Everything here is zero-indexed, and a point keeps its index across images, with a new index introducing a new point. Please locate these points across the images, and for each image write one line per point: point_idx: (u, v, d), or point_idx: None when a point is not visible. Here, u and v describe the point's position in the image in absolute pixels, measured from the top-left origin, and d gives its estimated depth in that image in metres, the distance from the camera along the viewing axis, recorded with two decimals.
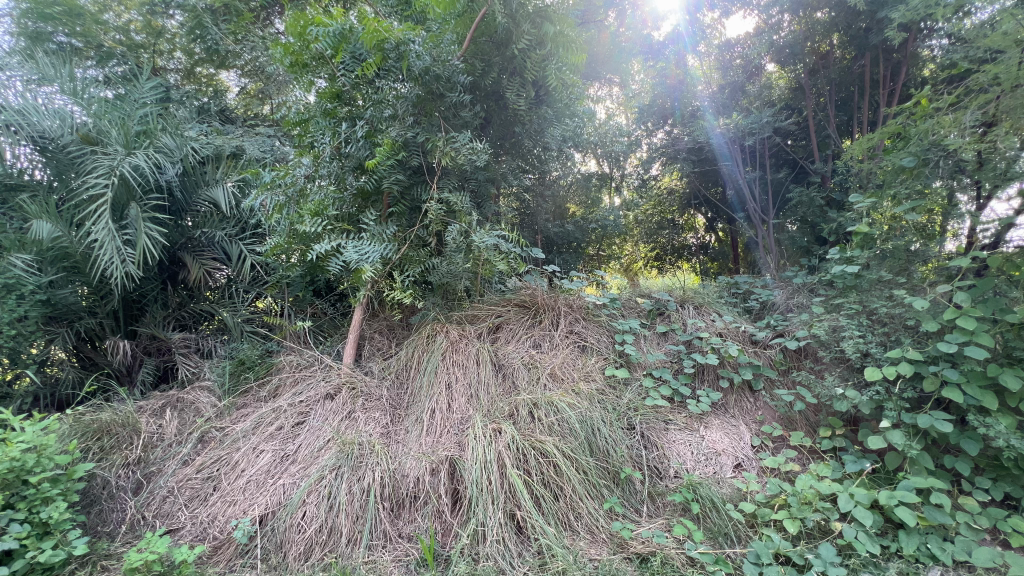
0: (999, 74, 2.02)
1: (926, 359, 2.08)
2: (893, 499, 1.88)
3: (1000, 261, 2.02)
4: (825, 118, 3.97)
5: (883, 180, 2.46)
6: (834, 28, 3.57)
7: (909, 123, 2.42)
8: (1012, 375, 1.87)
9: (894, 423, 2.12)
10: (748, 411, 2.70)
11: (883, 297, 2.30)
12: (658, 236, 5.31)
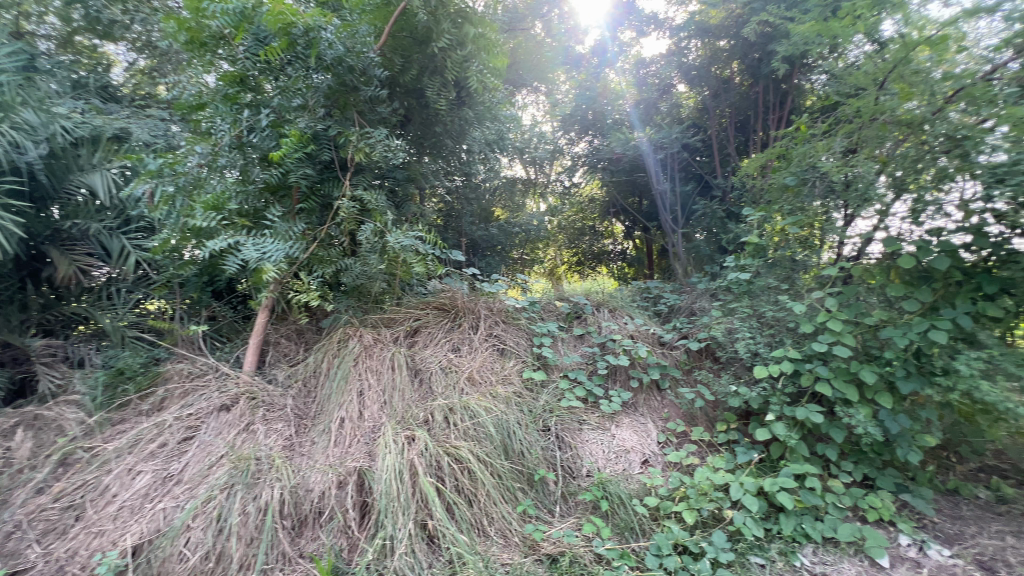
0: (861, 108, 2.31)
1: (803, 357, 2.32)
2: (775, 486, 2.07)
3: (861, 271, 2.30)
4: (726, 138, 4.23)
5: (771, 197, 2.72)
6: (734, 57, 3.94)
7: (791, 146, 2.71)
8: (869, 370, 2.14)
9: (777, 416, 2.34)
10: (655, 408, 2.83)
11: (770, 302, 2.54)
12: (578, 241, 5.32)
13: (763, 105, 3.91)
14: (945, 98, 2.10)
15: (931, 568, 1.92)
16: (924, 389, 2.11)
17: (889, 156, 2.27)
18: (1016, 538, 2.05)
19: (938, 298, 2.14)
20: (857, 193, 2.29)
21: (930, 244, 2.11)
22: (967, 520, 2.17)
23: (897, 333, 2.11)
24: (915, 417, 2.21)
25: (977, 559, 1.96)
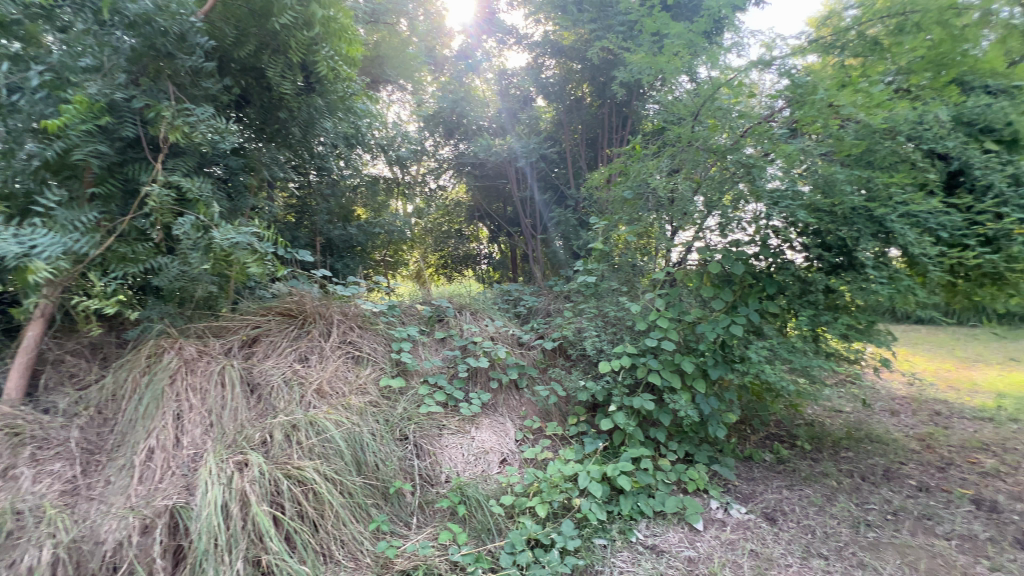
0: (680, 134, 2.66)
1: (639, 352, 2.59)
2: (616, 470, 2.26)
3: (682, 275, 2.65)
4: (578, 152, 4.55)
5: (614, 207, 3.01)
6: (582, 78, 4.28)
7: (629, 163, 3.03)
8: (688, 361, 2.48)
9: (618, 406, 2.57)
10: (513, 408, 2.92)
11: (613, 302, 2.80)
12: (443, 243, 5.13)
13: (606, 124, 4.30)
14: (742, 133, 2.50)
15: (733, 525, 2.22)
16: (727, 374, 2.51)
17: (703, 179, 2.59)
18: (789, 491, 2.48)
19: (736, 298, 2.58)
20: (678, 208, 2.62)
21: (730, 251, 2.51)
22: (757, 480, 2.59)
23: (709, 328, 2.48)
24: (721, 398, 2.61)
25: (763, 512, 2.30)
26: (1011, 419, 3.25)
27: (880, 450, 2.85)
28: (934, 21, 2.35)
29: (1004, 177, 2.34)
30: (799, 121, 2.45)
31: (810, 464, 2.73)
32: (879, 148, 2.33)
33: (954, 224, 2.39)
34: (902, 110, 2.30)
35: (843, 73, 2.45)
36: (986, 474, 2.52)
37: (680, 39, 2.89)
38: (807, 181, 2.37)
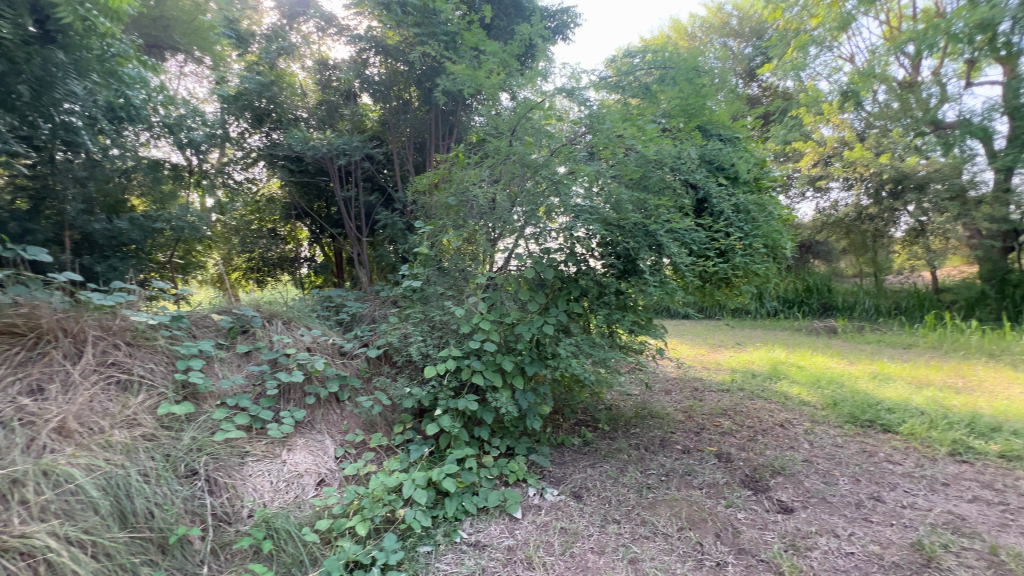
0: (500, 148, 2.82)
1: (463, 354, 2.66)
2: (442, 474, 2.27)
3: (503, 279, 2.83)
4: (405, 155, 4.44)
5: (439, 213, 3.05)
6: (408, 82, 4.14)
7: (452, 171, 3.11)
8: (508, 360, 2.63)
9: (444, 409, 2.60)
10: (333, 422, 2.71)
11: (438, 307, 2.82)
12: (252, 245, 4.58)
13: (433, 129, 4.28)
14: (550, 150, 2.79)
15: (547, 508, 2.42)
16: (541, 370, 2.74)
17: (520, 192, 2.79)
18: (593, 468, 2.83)
19: (548, 300, 2.85)
20: (496, 216, 2.78)
21: (542, 258, 2.76)
22: (567, 463, 2.90)
23: (525, 328, 2.68)
24: (537, 392, 2.84)
25: (572, 491, 2.58)
26: (739, 388, 4.30)
27: (658, 424, 3.47)
28: (684, 78, 2.93)
29: (729, 207, 3.21)
30: (595, 146, 2.83)
31: (608, 442, 3.16)
32: (651, 175, 2.81)
33: (699, 239, 3.06)
34: (665, 146, 2.85)
35: (627, 109, 2.88)
36: (724, 433, 3.27)
37: (496, 59, 3.03)
38: (601, 199, 2.72)
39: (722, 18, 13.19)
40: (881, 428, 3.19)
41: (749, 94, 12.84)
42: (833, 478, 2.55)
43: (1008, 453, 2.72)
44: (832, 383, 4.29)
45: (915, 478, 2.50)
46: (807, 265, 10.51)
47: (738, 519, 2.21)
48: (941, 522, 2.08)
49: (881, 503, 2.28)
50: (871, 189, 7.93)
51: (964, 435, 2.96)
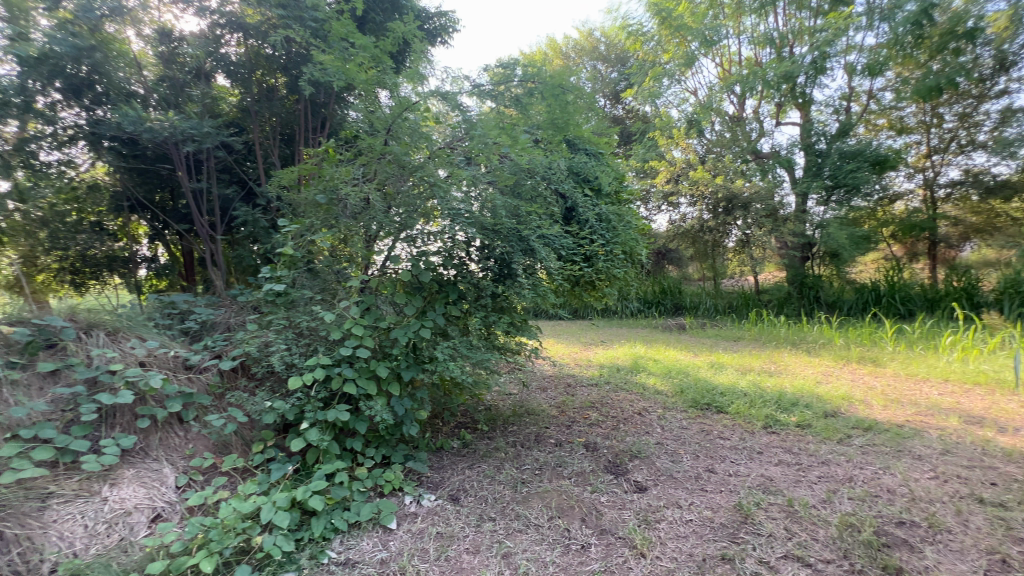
0: (372, 146, 2.70)
1: (333, 363, 2.49)
2: (307, 493, 2.11)
3: (377, 282, 2.72)
4: (269, 146, 4.07)
5: (305, 211, 2.82)
6: (273, 67, 3.83)
7: (321, 166, 2.90)
8: (383, 366, 2.52)
9: (311, 422, 2.41)
10: (175, 447, 2.37)
11: (305, 312, 2.60)
12: (66, 242, 3.69)
13: (303, 121, 3.95)
14: (425, 151, 2.75)
15: (423, 514, 2.39)
16: (418, 375, 2.68)
17: (396, 193, 2.71)
18: (471, 469, 2.86)
19: (425, 304, 2.81)
20: (368, 216, 2.66)
21: (419, 261, 2.71)
22: (446, 467, 2.89)
23: (401, 332, 2.61)
24: (414, 397, 2.78)
25: (449, 494, 2.58)
26: (606, 382, 4.70)
27: (534, 420, 3.64)
28: (550, 94, 3.12)
29: (592, 216, 3.53)
30: (471, 152, 2.88)
31: (487, 442, 3.23)
32: (525, 182, 2.99)
33: (567, 245, 3.30)
34: (536, 156, 3.00)
35: (502, 118, 2.99)
36: (592, 423, 3.54)
37: (367, 52, 2.86)
38: (476, 202, 2.80)
39: (592, 42, 14.37)
40: (715, 409, 3.75)
41: (615, 114, 14.15)
42: (678, 456, 2.92)
43: (801, 422, 3.35)
44: (680, 373, 4.91)
45: (738, 449, 2.98)
46: (663, 270, 11.90)
47: (601, 503, 2.41)
48: (755, 484, 2.50)
49: (713, 473, 2.67)
50: (710, 206, 9.13)
51: (773, 410, 3.60)
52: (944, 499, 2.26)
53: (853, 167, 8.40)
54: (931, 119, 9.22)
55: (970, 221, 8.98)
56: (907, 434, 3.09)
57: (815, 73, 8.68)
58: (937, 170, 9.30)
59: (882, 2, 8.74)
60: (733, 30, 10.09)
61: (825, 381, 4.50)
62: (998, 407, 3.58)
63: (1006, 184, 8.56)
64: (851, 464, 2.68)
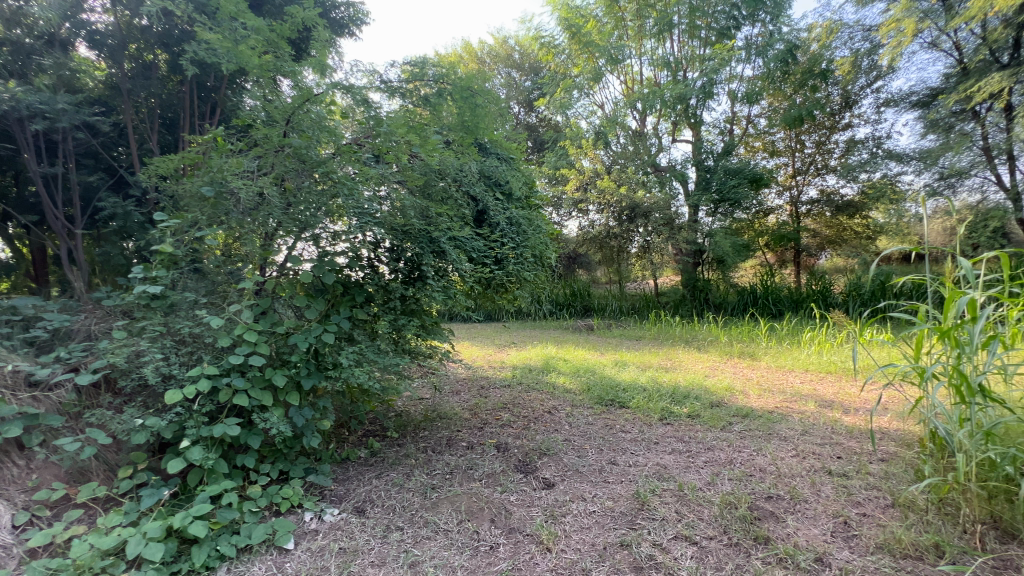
0: (268, 137, 2.46)
1: (221, 373, 2.25)
2: (187, 520, 1.88)
3: (274, 284, 2.51)
4: (146, 130, 3.56)
5: (188, 204, 2.51)
6: (150, 42, 3.40)
7: (208, 155, 2.60)
8: (281, 375, 2.32)
9: (193, 439, 2.15)
10: (12, 479, 2.03)
11: (186, 317, 2.32)
12: None
13: (188, 104, 3.54)
14: (327, 145, 2.59)
15: (325, 530, 2.24)
16: (321, 382, 2.51)
17: (296, 189, 2.52)
18: (379, 478, 2.75)
19: (329, 307, 2.65)
20: (263, 213, 2.44)
21: (322, 261, 2.56)
22: (352, 478, 2.75)
23: (301, 338, 2.43)
24: (316, 407, 2.61)
25: (354, 507, 2.45)
26: (518, 383, 4.80)
27: (446, 424, 3.60)
28: (459, 96, 3.12)
29: (503, 219, 3.61)
30: (379, 150, 2.78)
31: (396, 450, 3.12)
32: (435, 184, 2.97)
33: (478, 247, 3.34)
34: (446, 158, 3.00)
35: (412, 118, 2.95)
36: (503, 424, 3.59)
37: (259, 36, 2.62)
38: (385, 203, 2.74)
39: (506, 50, 14.66)
40: (618, 405, 3.98)
41: (529, 122, 14.54)
42: (584, 451, 3.06)
43: (692, 413, 3.67)
44: (587, 371, 5.16)
45: (638, 441, 3.19)
46: (573, 273, 12.43)
47: (510, 502, 2.45)
48: (651, 473, 2.69)
49: (615, 465, 2.83)
50: (615, 213, 9.64)
51: (668, 403, 3.92)
52: (803, 473, 2.61)
53: (735, 183, 9.44)
54: (795, 145, 10.67)
55: (824, 234, 10.56)
56: (775, 419, 3.53)
57: (704, 97, 9.62)
58: (800, 189, 10.76)
59: (758, 40, 9.95)
60: (636, 51, 10.86)
61: (712, 375, 4.99)
62: (844, 392, 4.22)
63: (850, 203, 10.15)
64: (731, 448, 3.00)
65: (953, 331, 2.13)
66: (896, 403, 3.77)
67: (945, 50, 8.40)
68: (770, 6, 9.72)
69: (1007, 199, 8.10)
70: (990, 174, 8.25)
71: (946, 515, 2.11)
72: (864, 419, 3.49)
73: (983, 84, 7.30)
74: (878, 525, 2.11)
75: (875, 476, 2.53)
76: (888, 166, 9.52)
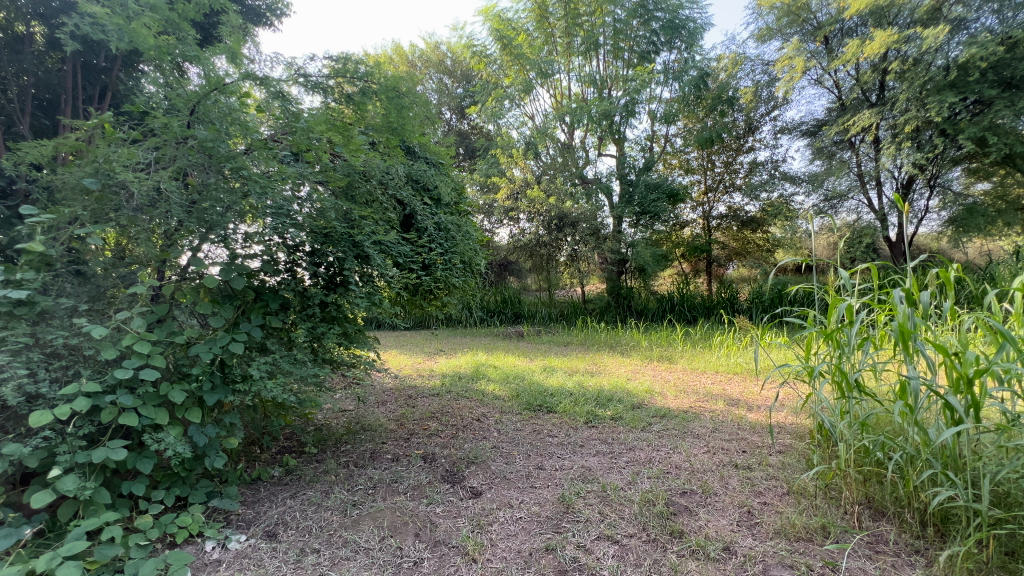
0: (166, 126, 2.20)
1: (104, 390, 1.97)
2: (54, 563, 1.62)
3: (172, 289, 2.26)
4: (15, 112, 3.01)
5: (65, 197, 2.18)
6: (22, 12, 2.91)
7: (90, 142, 2.28)
8: (179, 390, 2.09)
9: (65, 467, 1.86)
10: None
11: (61, 327, 2.01)
12: None
13: (71, 83, 3.09)
14: (237, 139, 2.38)
15: (229, 560, 2.04)
16: (227, 397, 2.29)
17: (199, 185, 2.29)
18: (293, 498, 2.56)
19: (238, 314, 2.44)
20: (161, 210, 2.19)
21: (231, 265, 2.35)
22: (262, 500, 2.54)
23: (204, 348, 2.20)
24: (221, 424, 2.37)
25: (265, 531, 2.26)
26: (447, 391, 4.71)
27: (369, 436, 3.44)
28: (387, 96, 3.01)
29: (431, 225, 3.57)
30: (297, 147, 2.64)
31: (315, 466, 2.93)
32: (359, 186, 2.87)
33: (404, 252, 3.26)
34: (372, 159, 2.91)
35: (335, 116, 2.82)
36: (431, 434, 3.50)
37: (157, 14, 2.34)
38: (304, 204, 2.58)
39: (438, 55, 14.59)
40: (547, 409, 4.05)
41: (461, 129, 14.53)
42: (512, 457, 3.06)
43: (615, 415, 3.82)
44: (516, 378, 5.21)
45: (564, 444, 3.25)
46: (504, 281, 12.54)
47: (436, 514, 2.38)
48: (576, 476, 2.75)
49: (542, 469, 2.86)
50: (545, 222, 9.81)
51: (593, 406, 4.05)
52: (712, 468, 2.80)
53: (654, 197, 10.03)
54: (707, 164, 11.62)
55: (732, 246, 11.57)
56: (690, 418, 3.77)
57: (627, 115, 10.17)
58: (710, 205, 11.70)
59: (674, 65, 10.73)
60: (565, 67, 11.28)
61: (634, 378, 5.24)
62: (748, 391, 4.62)
63: (753, 219, 11.20)
64: (650, 448, 3.15)
65: (835, 334, 2.40)
66: (790, 399, 4.18)
67: (828, 87, 9.56)
68: (685, 36, 10.49)
69: (876, 219, 9.30)
70: (863, 197, 9.49)
71: (830, 498, 2.37)
72: (765, 414, 3.82)
73: (858, 119, 8.40)
74: (776, 511, 2.30)
75: (773, 467, 2.77)
76: (783, 187, 10.62)
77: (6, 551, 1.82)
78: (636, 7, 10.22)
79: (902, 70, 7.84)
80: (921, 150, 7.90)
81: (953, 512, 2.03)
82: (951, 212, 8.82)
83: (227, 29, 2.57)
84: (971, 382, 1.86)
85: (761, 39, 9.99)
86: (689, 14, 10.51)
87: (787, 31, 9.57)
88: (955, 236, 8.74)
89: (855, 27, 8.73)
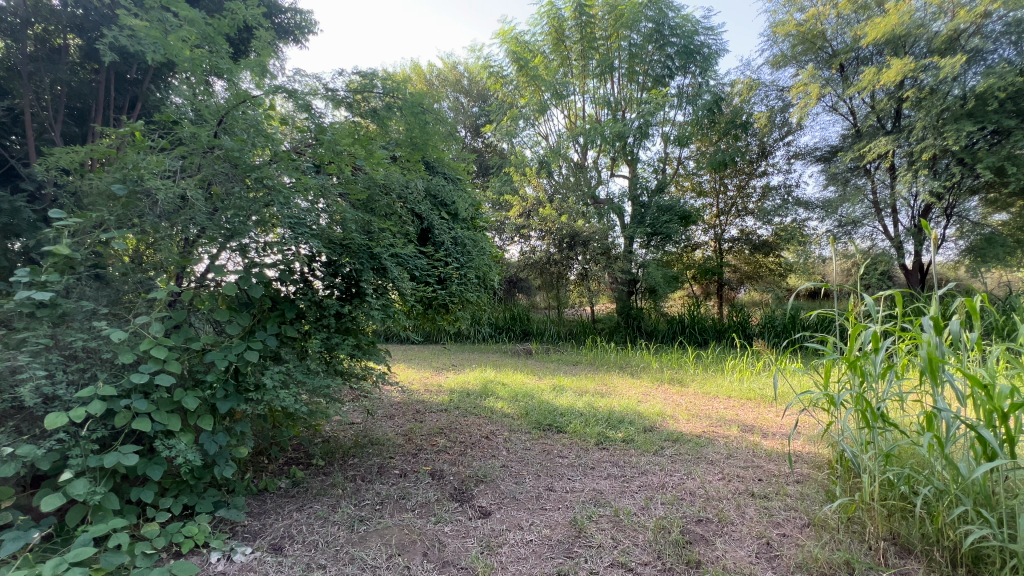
0: (195, 135, 2.24)
1: (120, 393, 1.97)
2: (60, 569, 1.59)
3: (192, 296, 2.27)
4: (48, 119, 3.07)
5: (93, 200, 2.21)
6: (61, 25, 3.01)
7: (119, 148, 2.32)
8: (193, 396, 2.08)
9: (77, 471, 1.85)
10: None
11: (79, 329, 2.02)
12: None
13: (102, 94, 3.18)
14: (262, 148, 2.41)
15: (233, 572, 2.00)
16: (238, 405, 2.28)
17: (223, 193, 2.31)
18: (299, 512, 2.52)
19: (254, 323, 2.46)
20: (184, 217, 2.21)
21: (249, 273, 2.37)
22: (268, 512, 2.50)
23: (219, 356, 2.19)
24: (232, 432, 2.35)
25: (270, 545, 2.22)
26: (455, 407, 4.66)
27: (377, 451, 3.39)
28: (410, 112, 3.00)
29: (447, 239, 3.62)
30: (321, 160, 2.69)
31: (322, 479, 2.90)
32: (378, 200, 2.89)
33: (420, 266, 3.29)
34: (392, 173, 2.92)
35: (359, 131, 2.85)
36: (439, 450, 3.45)
37: (194, 29, 2.39)
38: (325, 214, 2.59)
39: (456, 75, 14.98)
40: (557, 429, 3.98)
41: (475, 146, 14.77)
42: (521, 477, 3.00)
43: (626, 438, 3.74)
44: (525, 396, 5.13)
45: (574, 466, 3.19)
46: (514, 299, 12.56)
47: (444, 533, 2.33)
48: (588, 499, 2.68)
49: (552, 491, 2.80)
50: (556, 240, 9.74)
51: (604, 428, 3.97)
52: (728, 496, 2.72)
53: (666, 219, 10.01)
54: (719, 187, 11.70)
55: (743, 270, 11.51)
56: (703, 443, 3.69)
57: (641, 136, 10.24)
58: (722, 228, 11.73)
59: (688, 90, 10.87)
60: (579, 89, 11.44)
61: (644, 400, 5.14)
62: (762, 417, 4.52)
63: (765, 243, 11.18)
64: (663, 472, 3.08)
65: (859, 362, 2.33)
66: (808, 427, 4.08)
67: (843, 114, 9.54)
68: (700, 61, 10.63)
69: (892, 246, 9.19)
70: (878, 224, 9.38)
71: (853, 533, 2.28)
72: (781, 442, 3.73)
73: (873, 146, 8.37)
74: (797, 545, 2.22)
75: (792, 497, 2.68)
76: (797, 212, 10.52)
77: (12, 555, 1.80)
78: (652, 32, 10.37)
79: (919, 98, 7.81)
80: (938, 178, 7.89)
81: (986, 553, 1.94)
82: (968, 242, 8.71)
83: (258, 44, 2.61)
84: (1005, 416, 1.79)
85: (777, 66, 10.08)
86: (704, 40, 10.66)
87: (803, 58, 9.66)
88: (973, 266, 8.58)
89: (871, 55, 8.73)
